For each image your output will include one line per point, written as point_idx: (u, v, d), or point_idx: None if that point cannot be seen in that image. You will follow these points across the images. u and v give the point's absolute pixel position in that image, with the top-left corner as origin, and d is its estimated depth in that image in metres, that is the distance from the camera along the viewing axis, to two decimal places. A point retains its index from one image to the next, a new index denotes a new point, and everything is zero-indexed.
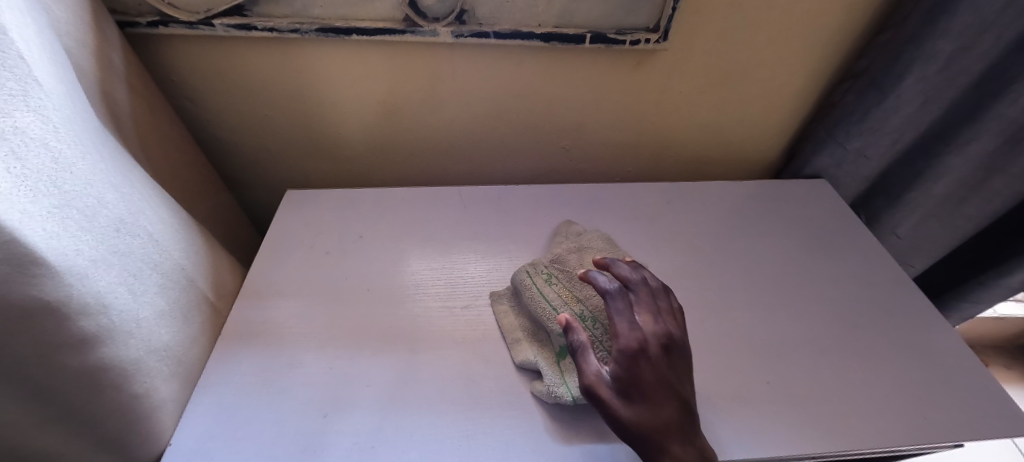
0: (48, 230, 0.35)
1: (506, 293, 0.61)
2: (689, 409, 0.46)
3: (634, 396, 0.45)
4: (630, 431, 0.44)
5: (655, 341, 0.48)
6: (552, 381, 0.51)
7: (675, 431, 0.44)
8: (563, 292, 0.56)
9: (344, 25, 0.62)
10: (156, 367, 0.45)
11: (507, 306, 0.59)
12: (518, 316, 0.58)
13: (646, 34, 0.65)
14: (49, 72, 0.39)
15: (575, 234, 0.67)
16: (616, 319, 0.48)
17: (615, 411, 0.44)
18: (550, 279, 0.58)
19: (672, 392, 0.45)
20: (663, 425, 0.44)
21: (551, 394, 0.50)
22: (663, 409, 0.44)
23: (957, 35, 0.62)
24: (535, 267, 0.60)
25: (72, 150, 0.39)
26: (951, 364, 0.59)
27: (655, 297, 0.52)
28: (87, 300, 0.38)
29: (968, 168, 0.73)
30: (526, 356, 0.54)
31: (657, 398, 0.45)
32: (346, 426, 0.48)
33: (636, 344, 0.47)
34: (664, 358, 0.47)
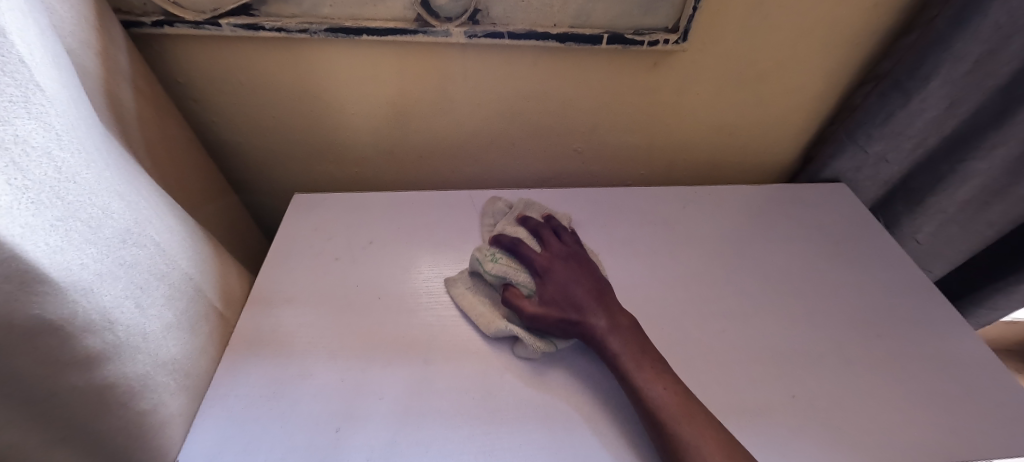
0: (51, 244, 0.34)
1: (461, 277, 0.61)
2: (596, 291, 0.57)
3: (550, 297, 0.56)
4: (556, 323, 0.54)
5: (556, 256, 0.60)
6: (524, 336, 0.53)
7: (587, 306, 0.55)
8: (511, 262, 0.60)
9: (355, 25, 0.60)
10: (163, 381, 0.43)
11: (464, 288, 0.60)
12: (475, 296, 0.59)
13: (665, 35, 0.63)
14: (52, 76, 0.37)
15: (501, 213, 0.68)
16: (521, 253, 0.60)
17: (537, 312, 0.54)
18: (494, 255, 0.60)
19: (578, 285, 0.57)
20: (576, 307, 0.55)
21: (531, 348, 0.53)
22: (572, 297, 0.56)
23: (987, 36, 0.60)
24: (482, 251, 0.60)
25: (75, 158, 0.37)
26: (982, 376, 0.57)
27: (550, 228, 0.64)
28: (93, 317, 0.36)
29: (992, 173, 0.72)
30: (498, 327, 0.54)
31: (568, 292, 0.56)
32: (358, 441, 0.47)
33: (541, 263, 0.59)
34: (566, 265, 0.59)
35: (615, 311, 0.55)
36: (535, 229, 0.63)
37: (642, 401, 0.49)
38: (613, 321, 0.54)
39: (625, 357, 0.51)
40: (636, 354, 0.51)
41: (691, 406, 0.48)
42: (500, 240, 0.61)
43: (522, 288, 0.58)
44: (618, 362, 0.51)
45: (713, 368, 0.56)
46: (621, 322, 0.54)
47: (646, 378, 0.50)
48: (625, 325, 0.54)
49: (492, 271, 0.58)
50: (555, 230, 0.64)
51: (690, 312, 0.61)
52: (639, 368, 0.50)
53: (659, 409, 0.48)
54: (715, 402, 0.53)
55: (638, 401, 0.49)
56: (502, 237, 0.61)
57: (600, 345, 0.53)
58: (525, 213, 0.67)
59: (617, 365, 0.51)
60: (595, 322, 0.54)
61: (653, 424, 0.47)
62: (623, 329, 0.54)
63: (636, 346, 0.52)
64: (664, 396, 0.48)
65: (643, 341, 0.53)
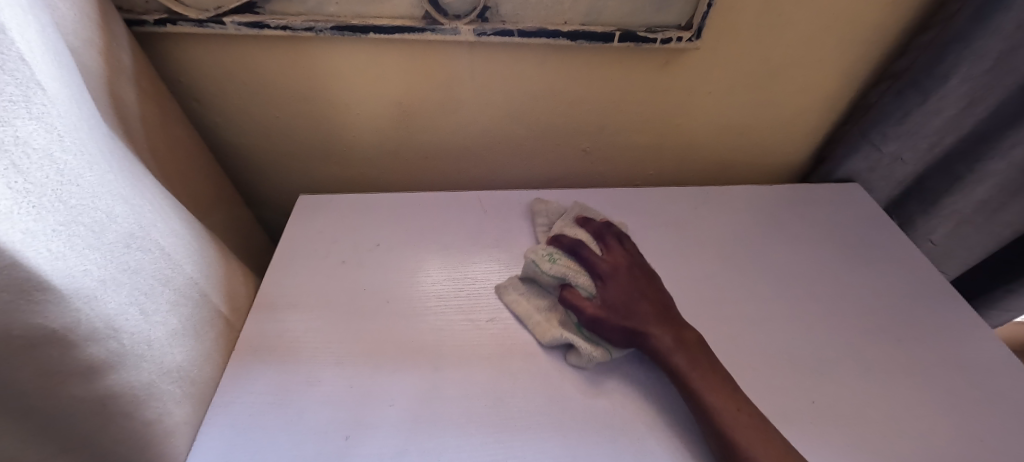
0: (53, 250, 0.32)
1: (512, 284, 0.59)
2: (661, 304, 0.55)
3: (613, 304, 0.54)
4: (618, 330, 0.52)
5: (621, 263, 0.58)
6: (582, 345, 0.52)
7: (652, 319, 0.53)
8: (571, 263, 0.58)
9: (361, 23, 0.59)
10: (169, 389, 0.42)
11: (517, 295, 0.58)
12: (529, 299, 0.58)
13: (678, 32, 0.62)
14: (53, 75, 0.36)
15: (556, 213, 0.67)
16: (582, 255, 0.58)
17: (599, 318, 0.53)
18: (553, 256, 0.58)
19: (642, 296, 0.55)
20: (641, 318, 0.53)
21: (588, 357, 0.52)
22: (636, 307, 0.54)
23: (1009, 33, 0.59)
24: (538, 251, 0.59)
25: (78, 160, 0.36)
26: (1004, 380, 0.56)
27: (612, 233, 0.62)
28: (97, 325, 0.35)
29: (1010, 173, 0.70)
30: (553, 335, 0.53)
31: (631, 301, 0.55)
32: (368, 449, 0.46)
33: (603, 268, 0.57)
34: (629, 273, 0.57)
35: (680, 326, 0.54)
36: (597, 232, 0.62)
37: (708, 418, 0.47)
38: (680, 336, 0.52)
39: (693, 373, 0.50)
40: (703, 372, 0.50)
41: (762, 429, 0.46)
42: (561, 240, 0.60)
43: (582, 291, 0.56)
44: (685, 378, 0.50)
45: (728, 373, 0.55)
46: (688, 338, 0.52)
47: (715, 397, 0.48)
48: (692, 341, 0.52)
49: (551, 272, 0.57)
50: (617, 236, 0.62)
51: (705, 316, 0.60)
52: (708, 386, 0.49)
53: (729, 430, 0.46)
54: None
55: (705, 420, 0.47)
56: (562, 237, 0.60)
57: (664, 359, 0.51)
58: (583, 216, 0.66)
59: (683, 381, 0.49)
60: (661, 336, 0.52)
61: (721, 444, 0.46)
62: (690, 345, 0.52)
63: (703, 363, 0.50)
64: (734, 416, 0.47)
65: (711, 360, 0.51)
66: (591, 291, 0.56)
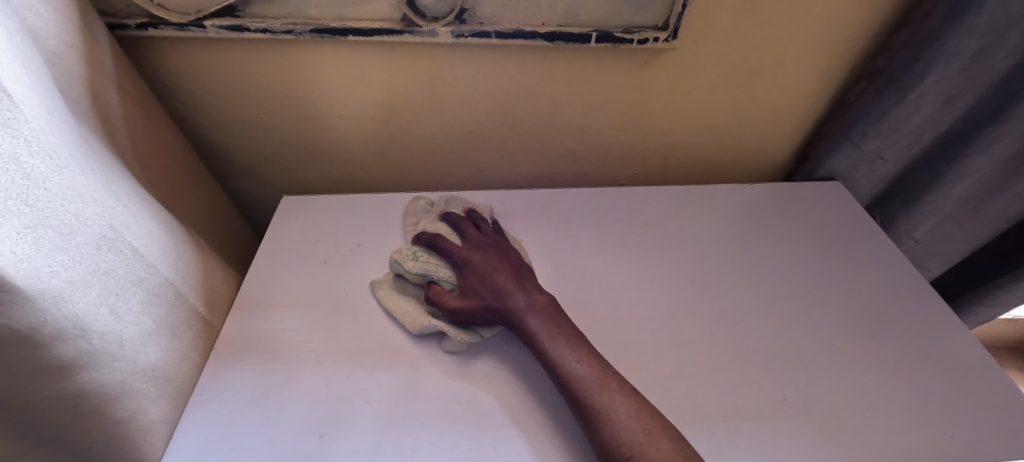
0: (17, 252, 0.34)
1: (385, 279, 0.59)
2: (516, 275, 0.57)
3: (471, 288, 0.55)
4: (478, 313, 0.53)
5: (476, 247, 0.59)
6: (448, 331, 0.53)
7: (507, 290, 0.55)
8: (432, 259, 0.58)
9: (340, 26, 0.59)
10: (141, 386, 0.44)
11: (388, 290, 0.58)
12: (402, 295, 0.58)
13: (655, 33, 0.63)
14: (21, 81, 0.36)
15: (423, 210, 0.67)
16: (440, 247, 0.58)
17: (458, 305, 0.54)
18: (415, 254, 0.58)
19: (498, 271, 0.56)
20: (496, 293, 0.54)
21: (457, 341, 0.53)
22: (492, 285, 0.55)
23: (982, 32, 0.59)
24: (402, 253, 0.59)
25: (46, 164, 0.37)
26: (978, 378, 0.56)
27: (469, 219, 0.62)
28: (64, 326, 0.37)
29: (989, 170, 0.71)
30: (422, 324, 0.54)
31: (487, 280, 0.55)
32: (343, 446, 0.46)
33: (461, 254, 0.58)
34: (486, 254, 0.58)
35: (533, 292, 0.55)
36: (455, 222, 0.62)
37: (559, 379, 0.49)
38: (532, 301, 0.54)
39: (542, 335, 0.51)
40: (553, 331, 0.52)
41: (604, 375, 0.49)
42: (421, 237, 0.60)
43: (444, 283, 0.57)
44: (536, 340, 0.51)
45: (704, 370, 0.55)
46: (539, 301, 0.54)
47: (562, 352, 0.50)
48: (544, 304, 0.54)
49: (413, 271, 0.57)
50: (473, 220, 0.63)
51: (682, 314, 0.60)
52: (555, 345, 0.51)
53: (574, 382, 0.48)
54: (705, 405, 0.52)
55: (556, 377, 0.49)
56: (422, 233, 0.60)
57: (519, 326, 0.52)
58: (447, 209, 0.65)
59: (537, 347, 0.51)
60: (515, 306, 0.53)
61: (569, 396, 0.48)
62: (542, 309, 0.54)
63: (553, 325, 0.52)
64: (578, 369, 0.49)
65: (560, 316, 0.53)
66: (452, 282, 0.57)
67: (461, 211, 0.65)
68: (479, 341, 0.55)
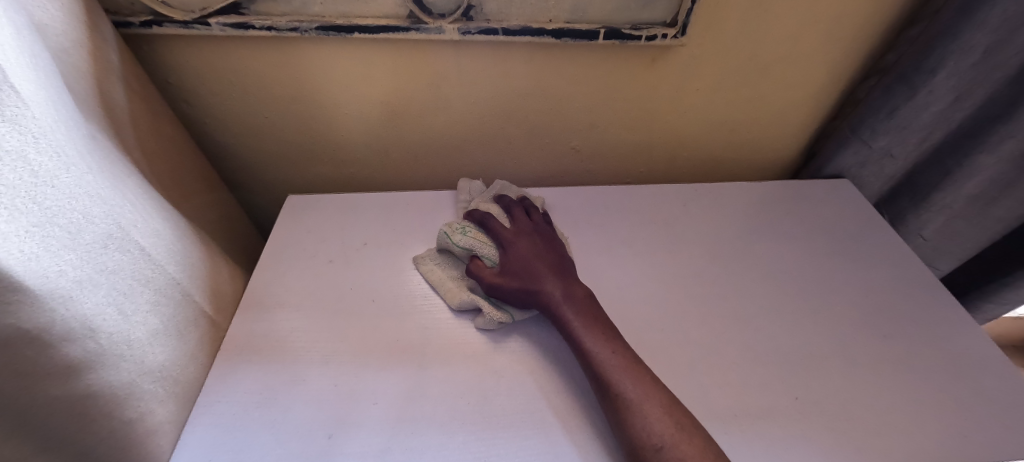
0: (26, 251, 0.33)
1: (430, 255, 0.62)
2: (558, 265, 0.58)
3: (511, 269, 0.56)
4: (515, 294, 0.55)
5: (523, 231, 0.60)
6: (484, 305, 0.55)
7: (546, 277, 0.55)
8: (480, 236, 0.60)
9: (346, 23, 0.59)
10: (149, 387, 0.43)
11: (434, 265, 0.61)
12: (446, 270, 0.60)
13: (663, 29, 0.62)
14: (28, 78, 0.36)
15: (477, 191, 0.69)
16: (489, 226, 0.60)
17: (497, 281, 0.55)
18: (464, 228, 0.60)
19: (541, 259, 0.57)
20: (536, 277, 0.55)
21: (489, 318, 0.54)
22: (533, 268, 0.56)
23: (995, 27, 0.59)
24: (452, 225, 0.61)
25: (53, 162, 0.36)
26: (991, 376, 0.56)
27: (521, 206, 0.64)
28: (73, 326, 0.37)
29: (1000, 167, 0.70)
30: (460, 299, 0.56)
31: (529, 263, 0.57)
32: (351, 446, 0.46)
33: (508, 236, 0.59)
34: (532, 239, 0.59)
35: (572, 283, 0.56)
36: (507, 206, 0.63)
37: (588, 364, 0.50)
38: (570, 292, 0.55)
39: (577, 323, 0.52)
40: (588, 322, 0.52)
41: (636, 368, 0.49)
42: (474, 213, 0.62)
43: (488, 261, 0.59)
44: (571, 328, 0.52)
45: (714, 370, 0.55)
46: (577, 293, 0.55)
47: (595, 342, 0.51)
48: (581, 296, 0.55)
49: (461, 243, 0.59)
50: (526, 207, 0.64)
51: (691, 312, 0.60)
52: (589, 334, 0.51)
53: (606, 370, 0.48)
54: (716, 405, 0.52)
55: (586, 364, 0.50)
56: (475, 210, 0.62)
57: (554, 312, 0.53)
58: (501, 194, 0.67)
59: (570, 332, 0.52)
60: (552, 292, 0.54)
61: (597, 382, 0.48)
62: (579, 299, 0.54)
63: (588, 315, 0.53)
64: (609, 358, 0.49)
65: (596, 310, 0.54)
66: (495, 260, 0.58)
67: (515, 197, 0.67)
68: (511, 322, 0.56)
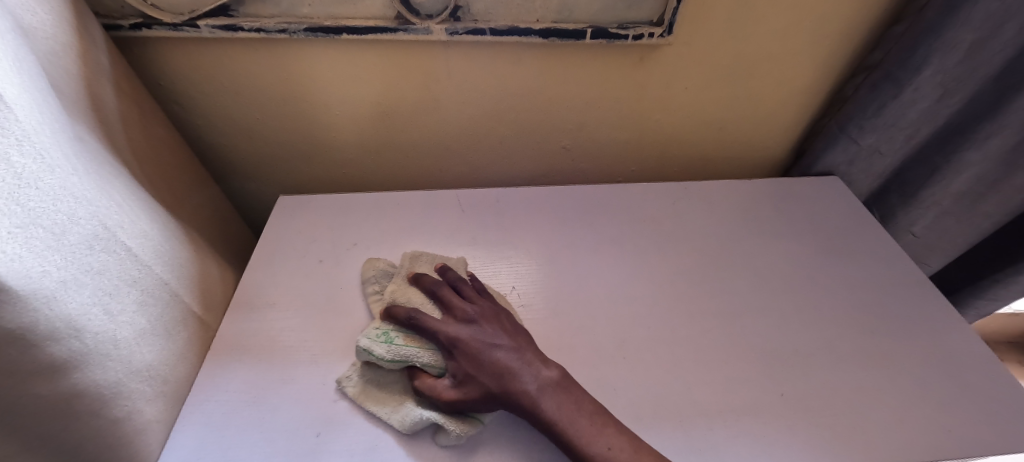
0: (9, 252, 0.34)
1: (352, 371, 0.51)
2: (515, 347, 0.49)
3: (466, 375, 0.47)
4: (480, 402, 0.46)
5: (461, 319, 0.51)
6: (445, 423, 0.46)
7: (510, 374, 0.47)
8: (410, 340, 0.50)
9: (334, 24, 0.59)
10: (134, 387, 0.44)
11: (360, 384, 0.50)
12: (378, 387, 0.50)
13: (649, 29, 0.63)
14: (13, 82, 0.36)
15: (385, 275, 0.58)
16: (420, 325, 0.50)
17: (455, 395, 0.47)
18: (388, 336, 0.50)
19: (495, 349, 0.49)
20: (498, 375, 0.47)
21: (455, 435, 0.46)
22: (490, 366, 0.47)
23: (977, 24, 0.59)
24: (369, 333, 0.51)
25: (38, 164, 0.37)
26: (977, 371, 0.56)
27: (448, 285, 0.54)
28: (57, 326, 0.37)
29: (988, 163, 0.70)
30: (415, 418, 0.46)
31: (483, 360, 0.48)
32: (339, 445, 0.46)
33: (445, 333, 0.49)
34: (474, 325, 0.50)
35: (539, 365, 0.48)
36: (432, 290, 0.54)
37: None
38: (542, 380, 0.47)
39: (565, 420, 0.46)
40: (575, 412, 0.46)
41: (640, 451, 0.45)
42: (394, 314, 0.51)
43: (431, 369, 0.49)
44: (561, 428, 0.45)
45: (701, 367, 0.55)
46: (550, 379, 0.48)
47: (592, 436, 0.45)
48: (555, 382, 0.48)
49: (387, 356, 0.49)
50: (453, 282, 0.55)
51: (680, 309, 0.60)
52: (581, 430, 0.45)
53: None
54: (702, 401, 0.52)
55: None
56: (394, 309, 0.51)
57: (534, 415, 0.46)
58: (414, 271, 0.57)
59: (558, 433, 0.45)
60: (524, 389, 0.46)
61: None
62: (554, 386, 0.47)
63: (570, 404, 0.47)
64: (613, 454, 0.44)
65: (575, 392, 0.48)
66: (439, 367, 0.49)
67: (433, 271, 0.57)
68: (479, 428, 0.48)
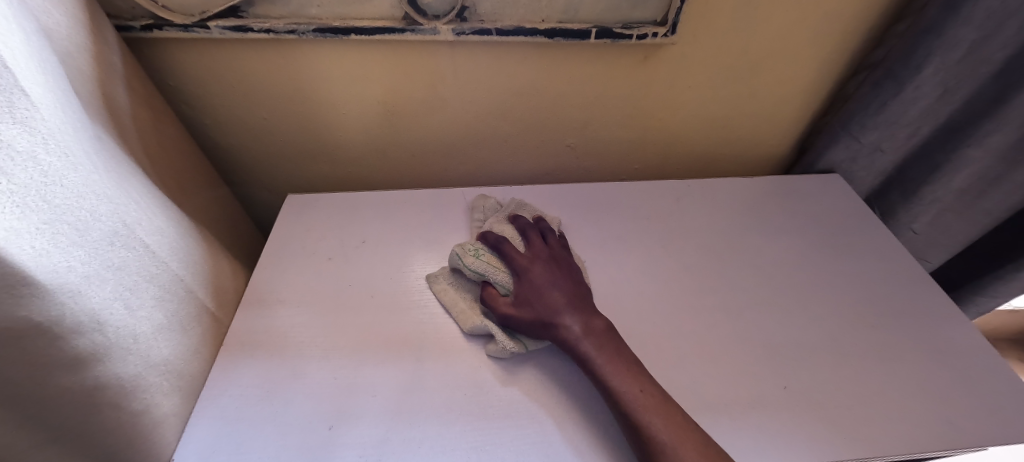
0: (37, 247, 0.35)
1: (442, 274, 0.61)
2: (576, 294, 0.55)
3: (525, 298, 0.54)
4: (528, 324, 0.53)
5: (537, 257, 0.58)
6: (496, 333, 0.53)
7: (562, 310, 0.53)
8: (493, 260, 0.58)
9: (343, 25, 0.60)
10: (153, 380, 0.45)
11: (446, 285, 0.60)
12: (458, 291, 0.59)
13: (653, 28, 0.64)
14: (38, 82, 0.37)
15: (492, 209, 0.67)
16: (503, 251, 0.58)
17: (510, 312, 0.54)
18: (477, 251, 0.59)
19: (556, 288, 0.55)
20: (551, 308, 0.53)
21: (501, 346, 0.53)
22: (548, 298, 0.54)
23: (978, 23, 0.60)
24: (464, 247, 0.60)
25: (61, 162, 0.38)
26: (977, 365, 0.57)
27: (538, 228, 0.62)
28: (81, 319, 0.38)
29: (988, 160, 0.71)
30: (474, 324, 0.55)
31: (543, 293, 0.54)
32: (351, 437, 0.47)
33: (522, 262, 0.57)
34: (546, 265, 0.57)
35: (591, 314, 0.53)
36: (522, 228, 0.62)
37: (615, 403, 0.47)
38: (589, 324, 0.52)
39: (600, 361, 0.50)
40: (611, 358, 0.50)
41: (666, 405, 0.47)
42: (487, 236, 0.60)
43: (501, 288, 0.57)
44: (594, 365, 0.50)
45: (705, 362, 0.56)
46: (597, 326, 0.52)
47: (621, 380, 0.48)
48: (601, 329, 0.52)
49: (472, 267, 0.58)
50: (543, 229, 0.62)
51: (684, 305, 0.61)
52: (613, 372, 0.49)
53: (634, 411, 0.46)
54: (707, 396, 0.53)
55: (613, 404, 0.48)
56: (488, 233, 0.61)
57: (572, 347, 0.51)
58: (516, 213, 0.66)
59: (592, 369, 0.50)
60: (570, 326, 0.52)
61: (625, 423, 0.47)
62: (599, 332, 0.52)
63: (609, 349, 0.50)
64: (638, 399, 0.47)
65: (618, 343, 0.51)
66: (508, 288, 0.57)
67: (530, 217, 0.65)
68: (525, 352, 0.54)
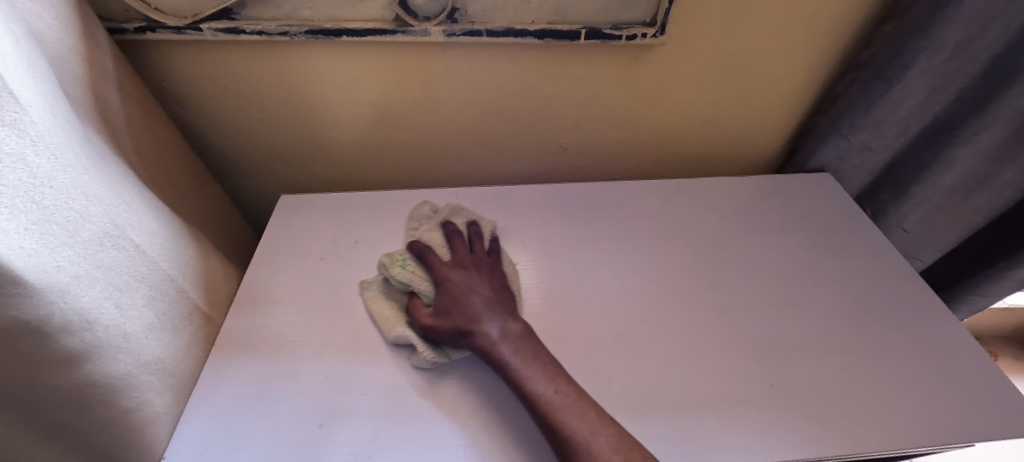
0: (26, 247, 0.35)
1: (374, 281, 0.60)
2: (495, 299, 0.55)
3: (444, 307, 0.54)
4: (448, 334, 0.52)
5: (459, 264, 0.58)
6: (418, 345, 0.52)
7: (480, 317, 0.52)
8: (417, 270, 0.58)
9: (334, 27, 0.61)
10: (143, 379, 0.45)
11: (375, 291, 0.59)
12: (387, 299, 0.58)
13: (643, 29, 0.64)
14: (28, 85, 0.38)
15: (427, 217, 0.66)
16: (426, 260, 0.58)
17: (431, 322, 0.53)
18: (405, 261, 0.59)
19: (476, 294, 0.55)
20: (470, 316, 0.52)
21: (424, 358, 0.52)
22: (466, 306, 0.53)
23: (964, 23, 0.60)
24: (391, 257, 0.59)
25: (51, 164, 0.38)
26: (964, 362, 0.57)
27: (464, 235, 0.62)
28: (70, 318, 0.38)
29: (977, 159, 0.72)
30: (397, 334, 0.53)
31: (463, 301, 0.54)
32: (342, 435, 0.48)
33: (443, 271, 0.57)
34: (467, 272, 0.57)
35: (508, 318, 0.53)
36: (450, 235, 0.61)
37: (532, 405, 0.47)
38: (506, 330, 0.52)
39: (517, 364, 0.49)
40: (527, 361, 0.49)
41: (581, 404, 0.47)
42: (414, 245, 0.60)
43: (425, 298, 0.57)
44: (510, 371, 0.49)
45: (694, 359, 0.56)
46: (513, 331, 0.52)
47: (537, 383, 0.48)
48: (518, 334, 0.52)
49: (399, 278, 0.57)
50: (470, 237, 0.62)
51: (674, 304, 0.62)
52: (527, 376, 0.48)
53: (551, 413, 0.46)
54: (695, 393, 0.53)
55: (530, 407, 0.47)
56: (415, 242, 0.60)
57: (489, 353, 0.50)
58: (449, 219, 0.65)
59: (509, 375, 0.49)
60: (487, 333, 0.51)
61: (543, 425, 0.46)
62: (517, 337, 0.51)
63: (525, 353, 0.50)
64: (555, 399, 0.47)
65: (535, 346, 0.51)
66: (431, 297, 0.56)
67: (462, 224, 0.64)
68: (447, 362, 0.53)
